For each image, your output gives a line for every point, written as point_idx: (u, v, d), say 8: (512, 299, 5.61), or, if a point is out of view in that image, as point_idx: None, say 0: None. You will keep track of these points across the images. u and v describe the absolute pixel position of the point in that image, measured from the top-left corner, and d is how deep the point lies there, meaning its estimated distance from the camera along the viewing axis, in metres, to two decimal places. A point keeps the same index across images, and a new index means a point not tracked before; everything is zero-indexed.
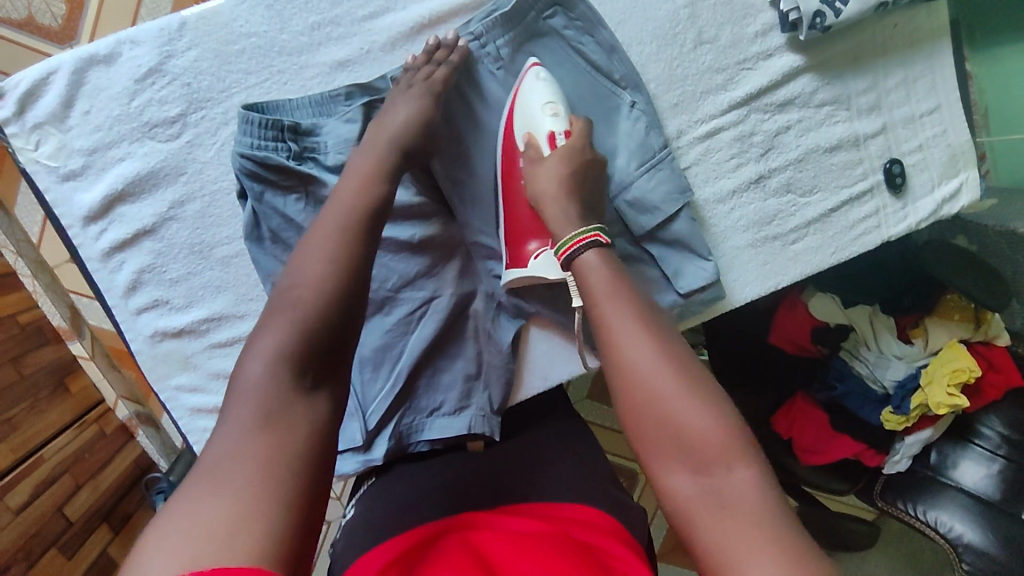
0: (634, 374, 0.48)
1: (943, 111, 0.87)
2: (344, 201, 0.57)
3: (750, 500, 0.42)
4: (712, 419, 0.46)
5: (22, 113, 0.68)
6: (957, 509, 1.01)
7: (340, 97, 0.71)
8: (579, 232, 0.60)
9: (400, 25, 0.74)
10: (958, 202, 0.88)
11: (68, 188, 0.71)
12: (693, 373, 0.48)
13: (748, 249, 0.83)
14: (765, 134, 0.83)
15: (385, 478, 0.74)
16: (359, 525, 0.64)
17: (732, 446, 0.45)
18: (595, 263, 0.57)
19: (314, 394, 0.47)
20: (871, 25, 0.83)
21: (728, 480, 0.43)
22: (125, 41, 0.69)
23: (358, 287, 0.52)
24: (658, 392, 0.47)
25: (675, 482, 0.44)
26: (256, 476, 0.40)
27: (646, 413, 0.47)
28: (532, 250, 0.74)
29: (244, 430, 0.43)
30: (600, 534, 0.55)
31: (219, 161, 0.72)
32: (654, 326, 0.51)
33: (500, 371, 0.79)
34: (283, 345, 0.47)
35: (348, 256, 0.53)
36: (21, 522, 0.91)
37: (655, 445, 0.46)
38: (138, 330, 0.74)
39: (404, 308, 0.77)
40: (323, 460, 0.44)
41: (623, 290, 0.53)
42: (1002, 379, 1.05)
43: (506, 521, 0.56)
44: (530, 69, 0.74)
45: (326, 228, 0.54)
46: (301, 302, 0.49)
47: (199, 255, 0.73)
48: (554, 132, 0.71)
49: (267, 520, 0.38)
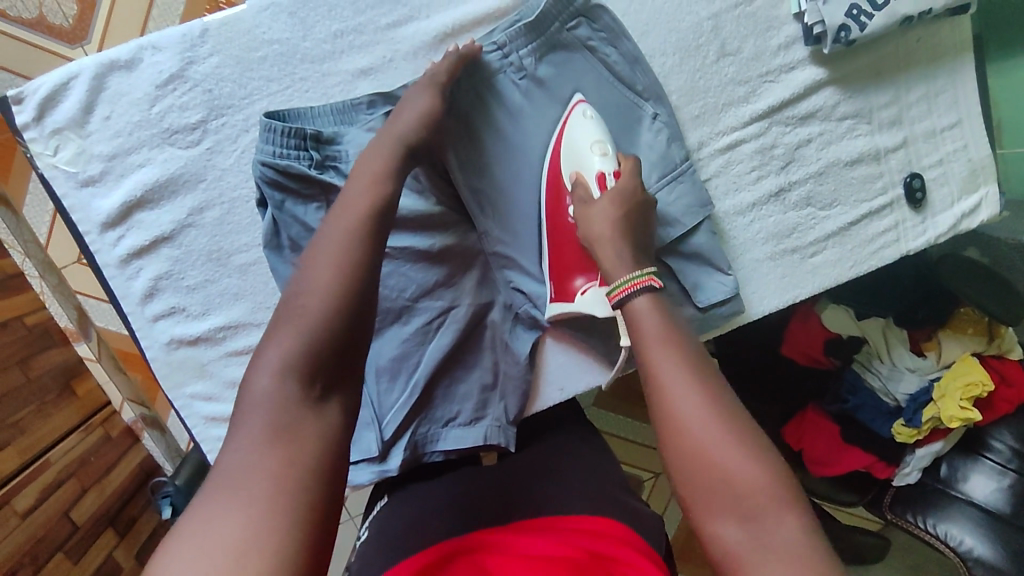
0: (687, 425, 0.47)
1: (964, 126, 0.87)
2: (355, 201, 0.55)
3: (803, 553, 0.42)
4: (764, 473, 0.45)
5: (41, 119, 0.68)
6: (967, 522, 1.01)
7: (362, 106, 0.70)
8: (632, 275, 0.58)
9: (423, 34, 0.73)
10: (977, 217, 0.88)
11: (86, 194, 0.70)
12: (744, 424, 0.48)
13: (767, 262, 0.83)
14: (786, 146, 0.82)
15: (399, 497, 0.73)
16: (371, 543, 0.64)
17: (783, 500, 0.44)
18: (645, 307, 0.55)
19: (325, 403, 0.46)
20: (895, 39, 0.82)
21: (780, 535, 0.43)
22: (147, 47, 0.68)
23: (366, 294, 0.50)
24: (712, 446, 0.46)
25: (727, 538, 0.44)
26: (266, 490, 0.39)
27: (699, 467, 0.46)
28: (579, 286, 0.74)
29: (255, 443, 0.42)
30: (610, 539, 0.55)
31: (239, 168, 0.71)
32: (707, 374, 0.50)
33: (517, 383, 0.79)
34: (290, 357, 0.46)
35: (354, 259, 0.51)
36: (27, 526, 0.90)
37: (707, 499, 0.45)
38: (154, 337, 0.74)
39: (421, 318, 0.76)
40: (336, 469, 0.43)
41: (675, 338, 0.52)
42: (1014, 393, 1.05)
43: (515, 538, 0.56)
44: (576, 107, 0.74)
45: (337, 234, 0.52)
46: (302, 312, 0.48)
47: (216, 262, 0.72)
48: (604, 173, 0.69)
49: (279, 535, 0.38)
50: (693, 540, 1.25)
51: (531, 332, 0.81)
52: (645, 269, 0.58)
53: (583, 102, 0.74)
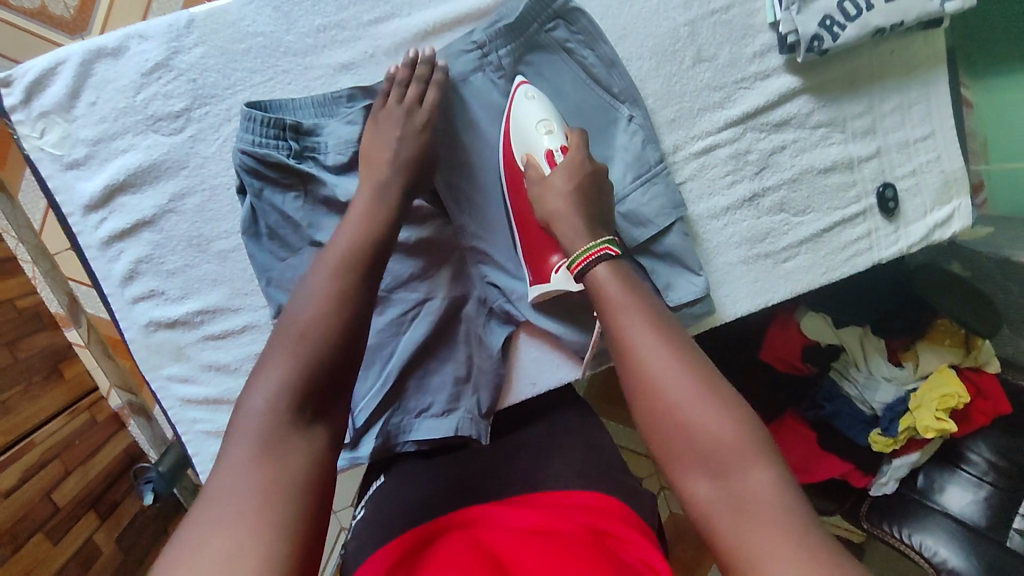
0: (652, 381, 0.52)
1: (938, 138, 0.88)
2: (339, 246, 0.58)
3: (768, 497, 0.46)
4: (724, 421, 0.49)
5: (29, 101, 0.70)
6: (942, 533, 0.99)
7: (342, 99, 0.72)
8: (588, 246, 0.62)
9: (405, 31, 0.75)
10: (950, 228, 0.89)
11: (71, 176, 0.72)
12: (706, 378, 0.52)
13: (740, 265, 0.84)
14: (761, 152, 0.84)
15: (394, 475, 0.75)
16: (369, 519, 0.67)
17: (744, 445, 0.48)
18: (606, 275, 0.60)
19: (313, 426, 0.49)
20: (869, 49, 0.84)
21: (744, 480, 0.47)
22: (134, 35, 0.70)
23: (360, 321, 0.54)
24: (674, 399, 0.51)
25: (695, 487, 0.48)
26: (251, 505, 0.42)
27: (664, 420, 0.51)
28: (552, 264, 0.74)
29: (245, 462, 0.45)
30: (605, 514, 0.59)
31: (221, 157, 0.73)
32: (667, 334, 0.55)
33: (489, 376, 0.80)
34: (287, 378, 0.49)
35: (352, 286, 0.55)
36: (7, 505, 0.91)
37: (673, 450, 0.50)
38: (132, 319, 0.75)
39: (396, 309, 0.78)
40: (322, 488, 0.46)
41: (637, 302, 0.57)
42: (990, 406, 1.04)
43: (506, 512, 0.60)
44: (520, 88, 0.74)
45: (330, 263, 0.56)
46: (305, 335, 0.51)
47: (197, 248, 0.74)
48: (552, 150, 0.71)
49: (272, 544, 0.40)
50: (672, 546, 1.25)
51: (505, 326, 0.82)
52: (599, 239, 0.63)
53: (525, 82, 0.75)
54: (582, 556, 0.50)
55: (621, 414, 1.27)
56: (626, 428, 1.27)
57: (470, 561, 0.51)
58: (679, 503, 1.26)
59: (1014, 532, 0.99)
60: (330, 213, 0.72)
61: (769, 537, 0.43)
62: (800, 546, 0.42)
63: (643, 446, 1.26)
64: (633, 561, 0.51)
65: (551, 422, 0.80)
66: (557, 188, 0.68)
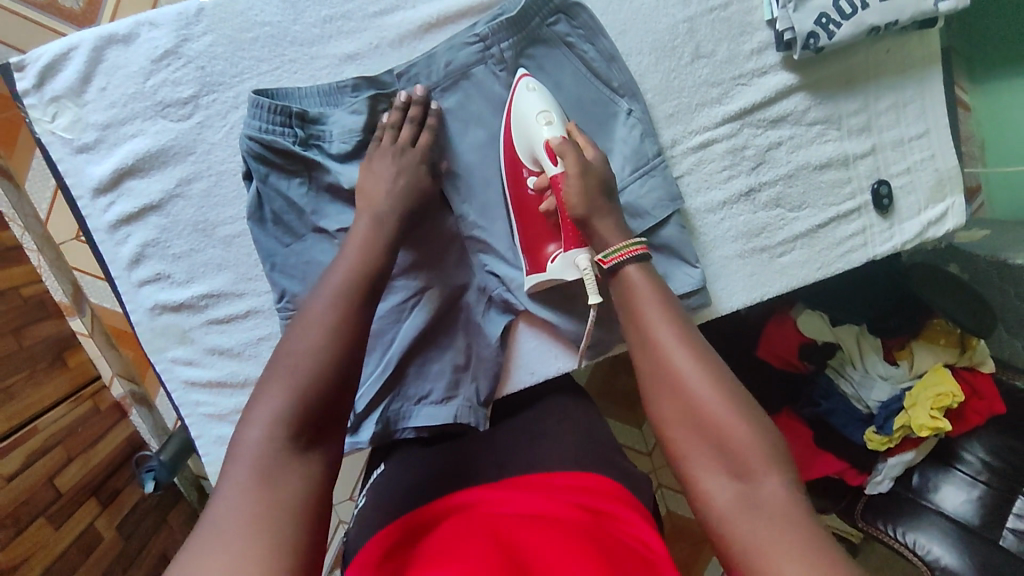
0: (680, 384, 0.55)
1: (932, 136, 0.90)
2: (336, 279, 0.59)
3: (781, 501, 0.48)
4: (741, 427, 0.52)
5: (41, 86, 0.72)
6: (936, 532, 1.00)
7: (347, 89, 0.74)
8: (628, 243, 0.65)
9: (408, 23, 0.77)
10: (944, 226, 0.91)
11: (81, 160, 0.74)
12: (725, 384, 0.55)
13: (737, 259, 0.86)
14: (757, 148, 0.85)
15: (391, 462, 0.76)
16: (370, 504, 0.68)
17: (759, 451, 0.50)
18: (638, 278, 0.63)
19: (309, 453, 0.49)
20: (864, 48, 0.85)
21: (756, 482, 0.49)
22: (144, 23, 0.72)
23: (355, 352, 0.55)
24: (700, 403, 0.53)
25: (715, 487, 0.50)
26: (251, 530, 0.42)
27: (685, 421, 0.54)
28: (549, 253, 0.76)
29: (242, 491, 0.45)
30: (606, 497, 0.60)
31: (228, 143, 0.75)
32: (689, 340, 0.58)
33: (489, 365, 0.82)
34: (281, 410, 0.49)
35: (348, 317, 0.56)
36: (11, 489, 0.92)
37: (691, 449, 0.53)
38: (138, 302, 0.77)
39: (397, 296, 0.79)
40: (318, 504, 0.47)
41: (665, 309, 0.60)
42: (985, 405, 1.05)
43: (506, 494, 0.61)
44: (520, 80, 0.75)
45: (330, 292, 0.57)
46: (298, 366, 0.52)
47: (202, 232, 0.76)
48: (551, 141, 0.71)
49: (274, 561, 0.41)
50: (670, 544, 1.26)
51: (504, 315, 0.84)
52: (637, 239, 0.65)
53: (527, 75, 0.76)
54: (581, 535, 0.51)
55: (618, 411, 1.28)
56: (622, 426, 1.28)
57: (473, 537, 0.52)
58: (676, 501, 1.27)
59: (1007, 530, 0.99)
60: (334, 200, 0.74)
61: (777, 536, 0.45)
62: (806, 547, 0.44)
63: (640, 443, 1.27)
64: (631, 540, 0.53)
65: (548, 409, 0.81)
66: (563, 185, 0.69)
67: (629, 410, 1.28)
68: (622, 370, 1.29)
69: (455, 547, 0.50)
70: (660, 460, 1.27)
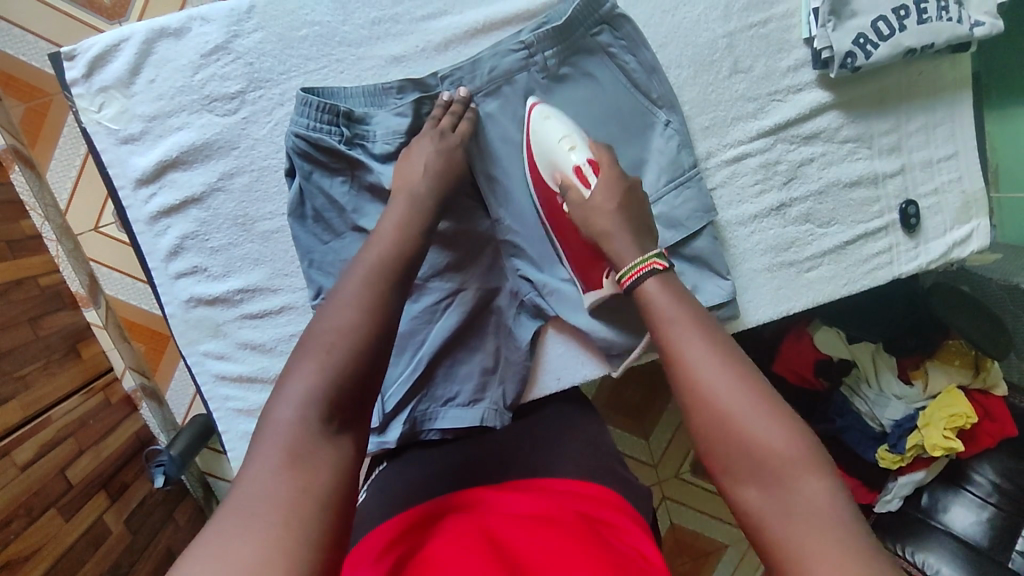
0: (705, 394, 0.54)
1: (960, 158, 0.91)
2: (369, 260, 0.58)
3: (826, 508, 0.46)
4: (783, 435, 0.50)
5: (90, 76, 0.72)
6: (945, 553, 1.00)
7: (392, 91, 0.74)
8: (640, 258, 0.65)
9: (455, 28, 0.78)
10: (968, 247, 0.92)
11: (125, 150, 0.75)
12: (765, 391, 0.53)
13: (764, 273, 0.86)
14: (790, 163, 0.87)
15: (396, 461, 0.75)
16: (373, 498, 0.68)
17: (805, 461, 0.49)
18: (656, 288, 0.62)
19: (339, 437, 0.49)
20: (899, 69, 0.87)
21: (800, 491, 0.48)
22: (196, 17, 0.73)
23: (386, 340, 0.54)
24: (726, 412, 0.52)
25: (751, 498, 0.49)
26: (274, 516, 0.42)
27: (720, 434, 0.52)
28: (602, 273, 0.75)
29: (270, 469, 0.45)
30: (606, 506, 0.59)
31: (271, 139, 0.76)
32: (722, 345, 0.57)
33: (516, 369, 0.81)
34: (314, 389, 0.49)
35: (381, 301, 0.55)
36: (23, 479, 0.88)
37: (724, 458, 0.51)
38: (174, 294, 0.78)
39: (430, 297, 0.79)
40: (346, 501, 0.46)
41: (690, 317, 0.59)
42: (997, 428, 1.03)
43: (508, 495, 0.60)
44: (534, 110, 0.77)
45: (363, 275, 0.57)
46: (334, 347, 0.51)
47: (242, 227, 0.76)
48: (580, 165, 0.73)
49: (298, 552, 0.40)
50: (675, 557, 1.26)
51: (534, 320, 0.84)
52: (651, 253, 0.65)
53: (538, 103, 0.77)
54: (585, 539, 0.50)
55: (624, 420, 1.28)
56: (627, 436, 1.27)
57: (476, 536, 0.52)
58: (680, 514, 1.27)
59: (1015, 553, 0.98)
60: (374, 200, 0.74)
61: (823, 546, 0.44)
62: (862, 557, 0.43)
63: (646, 456, 1.27)
64: (630, 550, 0.51)
65: (572, 414, 0.81)
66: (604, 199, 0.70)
67: (638, 421, 1.28)
68: (630, 383, 1.28)
69: (453, 551, 0.50)
70: (665, 473, 1.27)
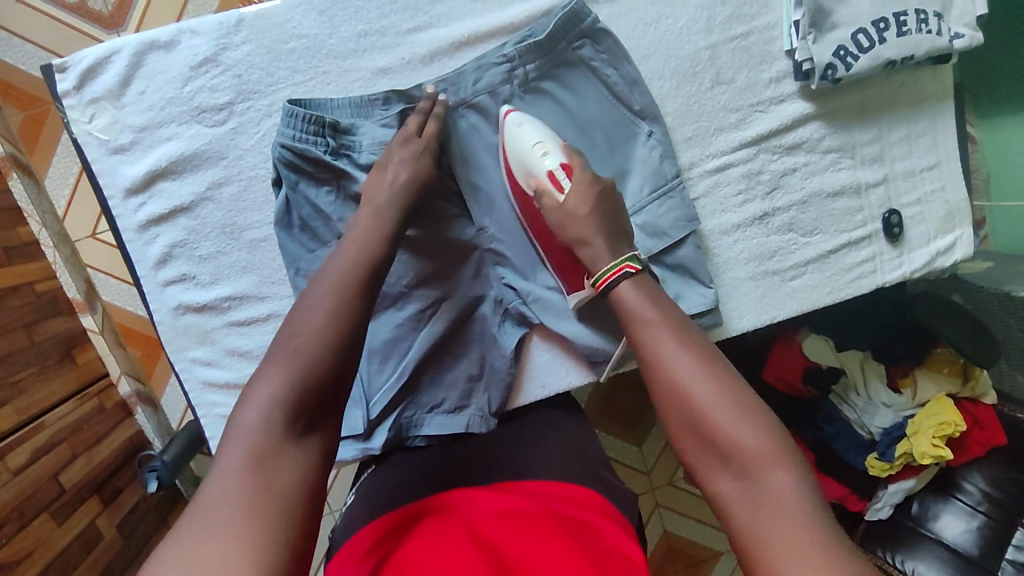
0: (676, 390, 0.56)
1: (943, 168, 0.92)
2: (335, 268, 0.59)
3: (792, 500, 0.48)
4: (754, 430, 0.52)
5: (81, 87, 0.74)
6: (934, 562, 1.01)
7: (378, 102, 0.76)
8: (612, 264, 0.67)
9: (440, 40, 0.79)
10: (953, 255, 0.92)
11: (115, 160, 0.76)
12: (735, 387, 0.55)
13: (748, 281, 0.87)
14: (772, 173, 0.88)
15: (382, 465, 0.77)
16: (358, 503, 0.69)
17: (773, 454, 0.50)
18: (631, 293, 0.65)
19: (304, 439, 0.49)
20: (879, 81, 0.88)
21: (767, 483, 0.49)
22: (186, 30, 0.75)
23: (352, 345, 0.55)
24: (696, 407, 0.54)
25: (724, 490, 0.51)
26: (238, 518, 0.42)
27: (691, 428, 0.54)
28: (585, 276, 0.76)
29: (232, 473, 0.45)
30: (592, 509, 0.59)
31: (259, 149, 0.77)
32: (697, 344, 0.59)
33: (501, 377, 0.82)
34: (278, 394, 0.50)
35: (348, 307, 0.56)
36: (17, 483, 0.90)
37: (697, 452, 0.54)
38: (163, 301, 0.79)
39: (415, 305, 0.80)
40: (309, 502, 0.46)
41: (662, 318, 0.61)
42: (986, 436, 1.04)
43: (488, 496, 0.61)
44: (507, 117, 0.78)
45: (326, 282, 0.58)
46: (298, 352, 0.52)
47: (230, 235, 0.78)
48: (553, 170, 0.75)
49: (263, 550, 0.41)
50: (665, 564, 1.27)
51: (519, 328, 0.84)
52: (622, 257, 0.67)
53: (512, 111, 0.78)
54: (564, 539, 0.51)
55: (615, 427, 1.28)
56: (618, 443, 1.28)
57: (455, 539, 0.52)
58: (672, 521, 1.27)
59: (1005, 562, 0.99)
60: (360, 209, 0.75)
61: (784, 536, 0.45)
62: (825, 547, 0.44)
63: (637, 463, 1.28)
64: (615, 552, 0.52)
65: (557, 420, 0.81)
66: (582, 209, 0.72)
67: (628, 428, 1.28)
68: (622, 390, 1.29)
69: (432, 553, 0.50)
70: (657, 480, 1.27)
